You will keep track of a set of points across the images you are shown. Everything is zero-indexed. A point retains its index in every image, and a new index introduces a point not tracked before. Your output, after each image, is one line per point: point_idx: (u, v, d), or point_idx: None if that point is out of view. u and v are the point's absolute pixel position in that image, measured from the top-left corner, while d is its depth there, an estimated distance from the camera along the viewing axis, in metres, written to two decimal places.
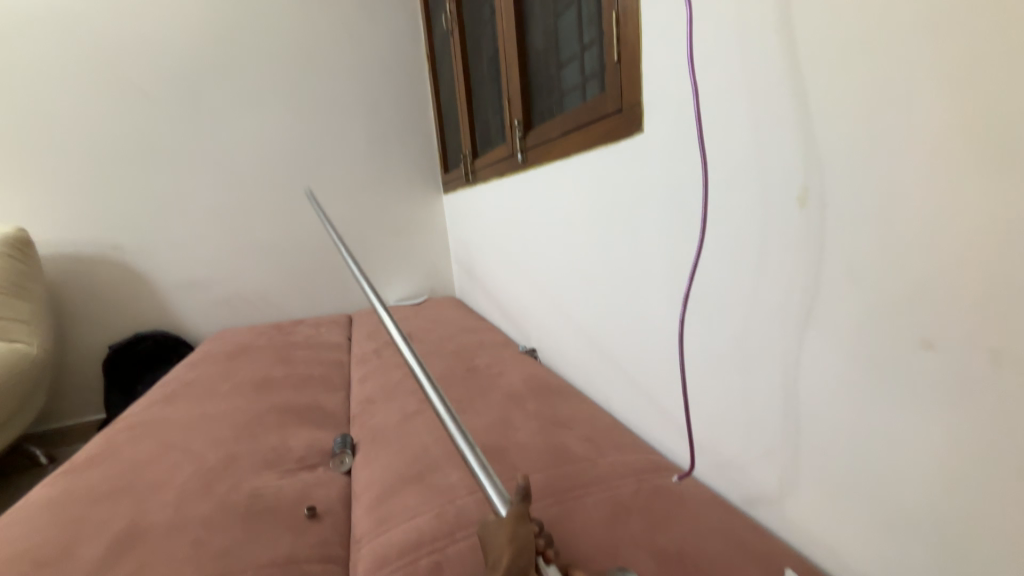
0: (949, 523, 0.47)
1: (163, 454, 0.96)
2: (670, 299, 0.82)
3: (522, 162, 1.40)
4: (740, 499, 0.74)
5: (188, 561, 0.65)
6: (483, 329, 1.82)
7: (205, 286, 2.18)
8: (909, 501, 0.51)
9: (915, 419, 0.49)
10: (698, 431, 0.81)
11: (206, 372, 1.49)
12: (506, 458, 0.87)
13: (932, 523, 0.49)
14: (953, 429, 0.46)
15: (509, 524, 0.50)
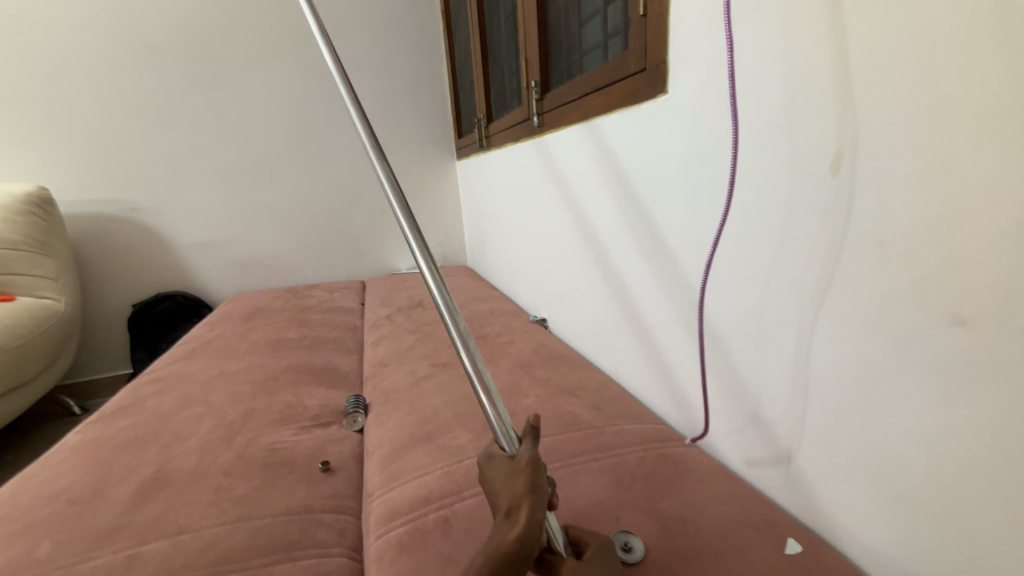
0: (959, 499, 0.47)
1: (185, 407, 1.00)
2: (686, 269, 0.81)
3: (538, 126, 1.35)
4: (745, 469, 0.75)
5: (210, 507, 0.69)
6: (494, 298, 1.82)
7: (221, 249, 2.22)
8: (919, 476, 0.50)
9: (932, 395, 0.48)
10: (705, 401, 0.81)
11: (225, 332, 1.53)
12: (514, 423, 0.88)
13: (940, 498, 0.49)
14: (974, 406, 0.44)
15: (529, 478, 0.45)
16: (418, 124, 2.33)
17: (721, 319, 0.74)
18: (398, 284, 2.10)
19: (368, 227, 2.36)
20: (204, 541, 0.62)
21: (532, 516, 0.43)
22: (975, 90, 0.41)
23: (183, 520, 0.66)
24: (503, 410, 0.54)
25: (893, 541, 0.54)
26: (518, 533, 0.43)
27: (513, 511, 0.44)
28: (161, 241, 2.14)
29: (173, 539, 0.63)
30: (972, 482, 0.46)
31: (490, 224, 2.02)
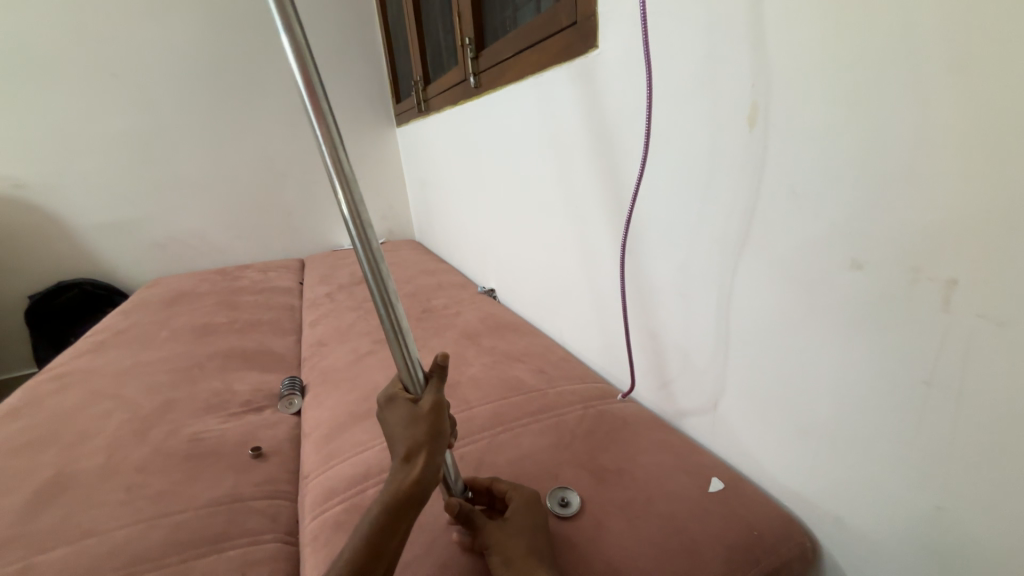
0: (851, 429, 0.52)
1: (92, 403, 0.90)
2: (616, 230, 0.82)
3: (475, 87, 1.28)
4: (676, 419, 0.79)
5: (122, 505, 0.63)
6: (442, 270, 1.77)
7: (133, 229, 1.99)
8: (821, 411, 0.55)
9: (834, 336, 0.51)
10: (636, 354, 0.84)
11: (142, 319, 1.39)
12: (457, 391, 0.88)
13: (838, 430, 0.53)
14: (869, 342, 0.48)
15: (427, 422, 0.47)
16: (352, 88, 2.17)
17: (650, 278, 0.76)
18: (340, 261, 2.00)
19: (302, 201, 2.20)
20: (114, 543, 0.57)
21: (431, 459, 0.47)
22: (875, 34, 0.41)
23: (89, 523, 0.60)
24: (415, 352, 0.50)
25: (798, 472, 0.60)
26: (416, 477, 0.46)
27: (411, 455, 0.47)
28: (58, 222, 1.88)
29: (77, 545, 0.57)
30: (864, 411, 0.50)
31: (434, 194, 1.95)
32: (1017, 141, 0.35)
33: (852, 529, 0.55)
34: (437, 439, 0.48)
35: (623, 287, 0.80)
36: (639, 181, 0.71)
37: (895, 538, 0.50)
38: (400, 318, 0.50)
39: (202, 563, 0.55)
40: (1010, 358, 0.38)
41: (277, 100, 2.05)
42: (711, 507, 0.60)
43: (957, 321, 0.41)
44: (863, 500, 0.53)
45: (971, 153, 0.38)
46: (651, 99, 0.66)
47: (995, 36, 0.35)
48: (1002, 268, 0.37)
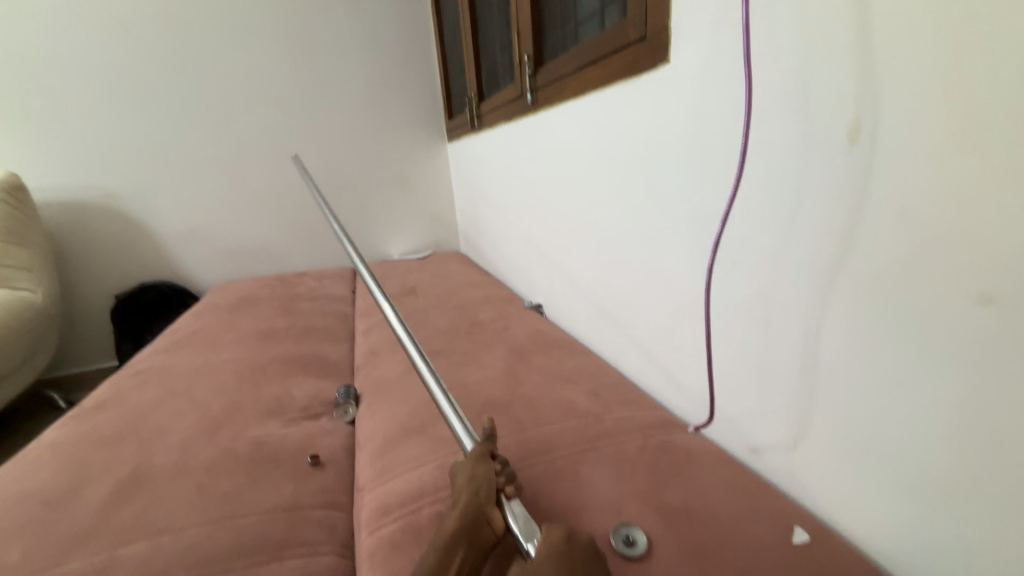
0: (975, 491, 0.45)
1: (168, 400, 0.96)
2: (689, 252, 0.77)
3: (531, 104, 1.29)
4: (748, 458, 0.72)
5: (192, 504, 0.65)
6: (489, 284, 1.77)
7: (205, 237, 2.14)
8: (935, 468, 0.48)
9: (953, 382, 0.45)
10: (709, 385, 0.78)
11: (211, 321, 1.48)
12: (509, 410, 0.85)
13: (956, 492, 0.46)
14: (998, 392, 0.42)
15: (466, 466, 0.60)
16: (409, 105, 2.25)
17: (727, 305, 0.71)
18: (390, 271, 2.05)
19: (357, 212, 2.30)
20: (184, 542, 0.59)
21: (470, 496, 0.56)
22: (1016, 40, 0.37)
23: (163, 520, 0.63)
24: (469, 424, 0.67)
25: (902, 535, 0.52)
26: (462, 512, 0.55)
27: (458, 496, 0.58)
28: (142, 229, 2.06)
29: (152, 541, 0.60)
30: (991, 472, 0.43)
31: (483, 208, 1.97)
32: None
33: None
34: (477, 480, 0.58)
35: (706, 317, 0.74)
36: (728, 203, 0.65)
37: None
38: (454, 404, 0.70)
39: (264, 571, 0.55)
40: None
41: (339, 118, 2.17)
42: (797, 561, 0.54)
43: None
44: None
45: None
46: (742, 114, 0.61)
47: None
48: None
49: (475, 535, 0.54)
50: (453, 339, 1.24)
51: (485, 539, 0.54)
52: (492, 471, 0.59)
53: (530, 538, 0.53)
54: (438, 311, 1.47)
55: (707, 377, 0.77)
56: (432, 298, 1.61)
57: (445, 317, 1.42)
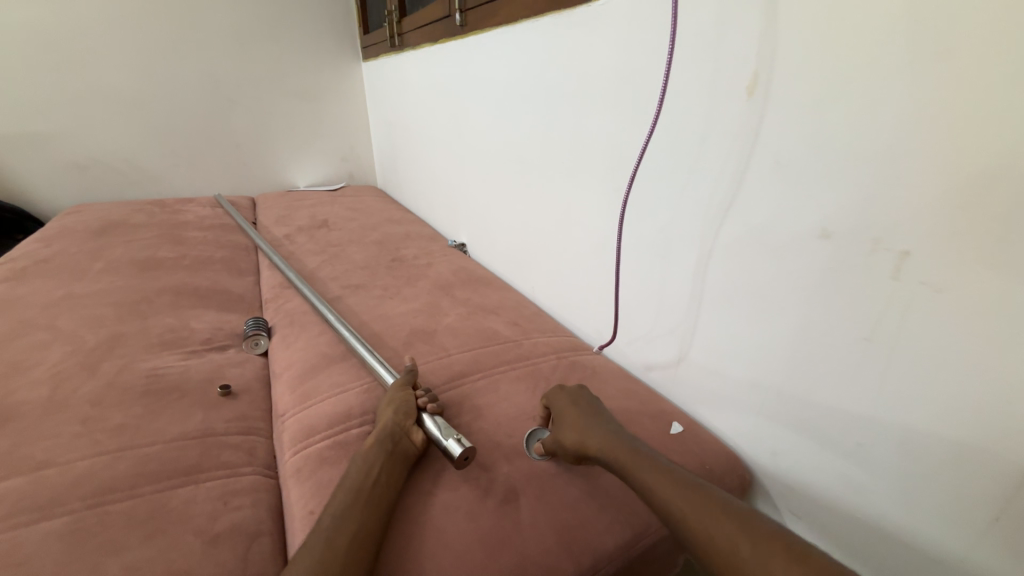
0: (798, 379, 0.59)
1: (23, 334, 0.81)
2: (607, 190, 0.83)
3: (460, 26, 1.19)
4: (642, 372, 0.85)
5: (79, 437, 0.59)
6: (408, 221, 1.71)
7: (45, 145, 1.68)
8: (776, 367, 0.62)
9: (794, 299, 0.58)
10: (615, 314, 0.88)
11: (69, 248, 1.23)
12: (433, 338, 0.88)
13: (785, 383, 0.61)
14: (822, 304, 0.55)
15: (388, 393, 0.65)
16: (315, 9, 1.95)
17: (637, 240, 0.78)
18: (297, 203, 1.87)
19: (254, 132, 2.00)
20: (76, 472, 0.54)
21: (392, 416, 0.61)
22: (880, 16, 0.44)
23: (42, 455, 0.56)
24: (390, 369, 0.72)
25: (748, 423, 0.67)
26: (380, 430, 0.59)
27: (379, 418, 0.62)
28: None
29: (31, 475, 0.53)
30: (810, 363, 0.57)
31: (402, 139, 1.84)
32: (978, 129, 0.40)
33: (783, 466, 0.64)
34: (398, 403, 0.63)
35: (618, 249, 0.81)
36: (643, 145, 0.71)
37: (825, 473, 0.58)
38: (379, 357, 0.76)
39: (178, 493, 0.53)
40: (942, 318, 0.45)
41: (225, 11, 1.80)
42: (673, 446, 0.67)
43: (904, 287, 0.47)
44: (800, 442, 0.61)
45: (947, 135, 0.42)
46: (665, 61, 0.66)
47: (992, 29, 0.38)
48: (951, 243, 0.43)
49: (393, 445, 0.57)
50: (372, 274, 1.20)
51: (404, 450, 0.57)
52: (412, 396, 0.65)
53: (448, 435, 0.58)
54: (355, 246, 1.39)
55: (618, 305, 0.86)
56: (347, 233, 1.52)
57: (363, 251, 1.36)
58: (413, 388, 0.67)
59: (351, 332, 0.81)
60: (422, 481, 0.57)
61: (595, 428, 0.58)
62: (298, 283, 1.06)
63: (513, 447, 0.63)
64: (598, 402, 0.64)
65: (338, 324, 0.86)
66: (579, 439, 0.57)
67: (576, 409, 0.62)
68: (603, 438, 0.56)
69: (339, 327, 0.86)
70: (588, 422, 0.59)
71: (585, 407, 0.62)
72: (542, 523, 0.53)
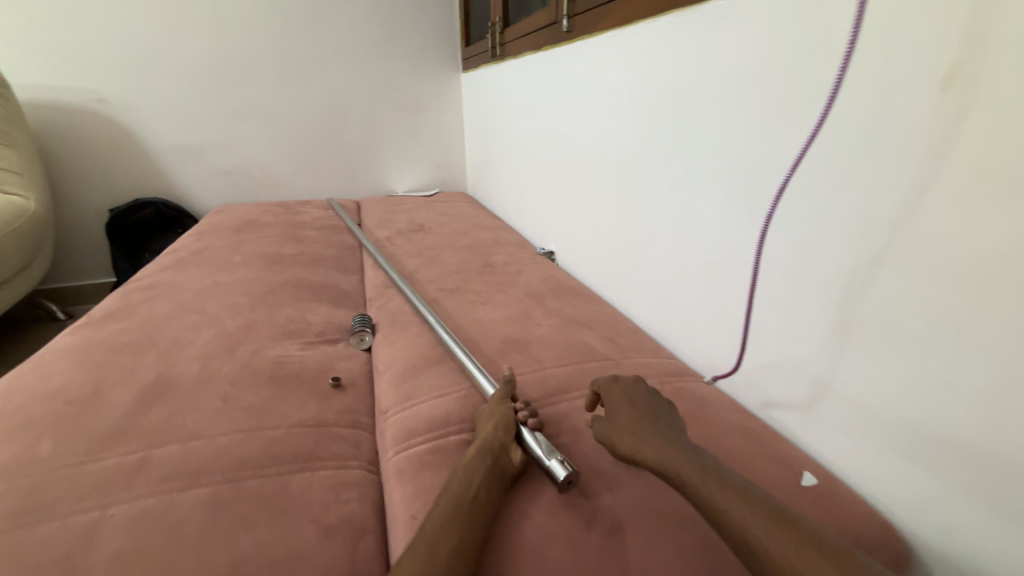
0: (985, 438, 0.47)
1: (180, 316, 0.95)
2: (732, 203, 0.74)
3: (567, 32, 1.18)
4: (762, 410, 0.74)
5: (220, 414, 0.66)
6: (498, 227, 1.73)
7: (203, 154, 1.98)
8: (944, 419, 0.50)
9: (985, 336, 0.46)
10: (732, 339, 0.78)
11: (215, 242, 1.43)
12: (526, 348, 0.86)
13: (964, 444, 0.49)
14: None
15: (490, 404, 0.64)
16: (424, 26, 2.08)
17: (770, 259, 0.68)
18: (396, 207, 1.99)
19: (363, 141, 2.18)
20: (216, 447, 0.60)
21: (495, 428, 0.60)
22: None
23: (192, 426, 0.64)
24: (489, 379, 0.72)
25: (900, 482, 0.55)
26: (481, 442, 0.58)
27: (482, 428, 0.61)
28: (135, 139, 1.88)
29: (183, 444, 0.60)
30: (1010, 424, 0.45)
31: (496, 147, 1.87)
32: None
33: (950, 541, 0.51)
34: (500, 416, 0.62)
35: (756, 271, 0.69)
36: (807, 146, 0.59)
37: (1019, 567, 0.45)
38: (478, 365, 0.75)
39: (297, 478, 0.57)
40: None
41: (348, 33, 2.00)
42: (806, 501, 0.57)
43: None
44: (983, 523, 0.48)
45: None
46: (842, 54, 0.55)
47: None
48: None
49: (494, 460, 0.55)
50: (465, 278, 1.22)
51: (503, 467, 0.55)
52: (513, 410, 0.63)
53: (552, 456, 0.56)
54: (449, 250, 1.44)
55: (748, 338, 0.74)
56: (441, 237, 1.58)
57: (456, 256, 1.40)
58: (512, 401, 0.66)
59: (451, 337, 0.82)
60: (519, 501, 0.55)
61: (653, 433, 0.55)
62: (401, 284, 1.12)
63: (615, 477, 0.58)
64: (660, 403, 0.61)
65: (438, 327, 0.87)
66: (632, 444, 0.55)
67: (631, 409, 0.59)
68: (656, 444, 0.53)
69: (439, 330, 0.87)
70: (643, 427, 0.56)
71: (641, 407, 0.59)
72: (652, 571, 0.47)
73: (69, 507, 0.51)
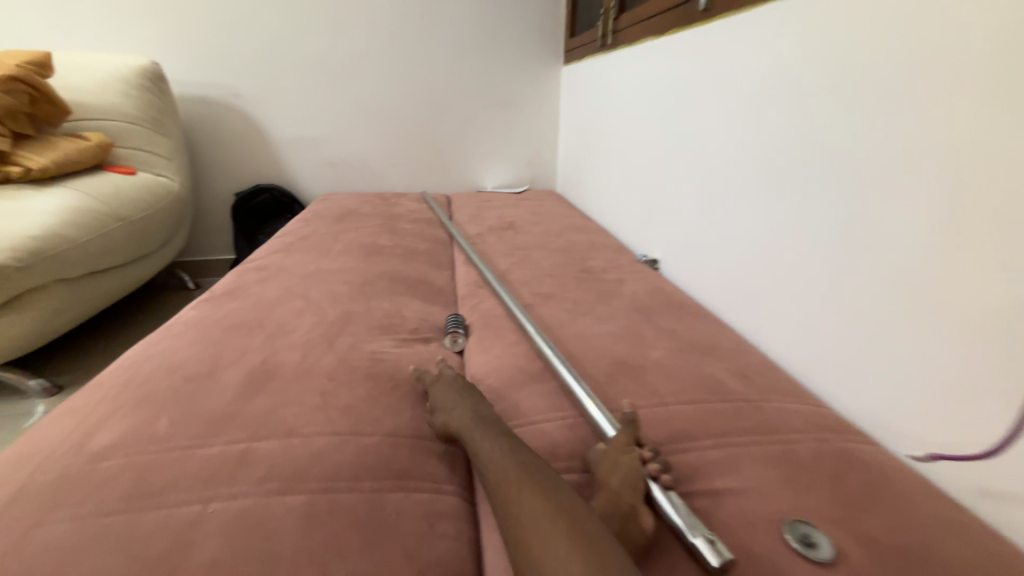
0: None
1: (287, 300, 0.97)
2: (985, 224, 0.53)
3: (703, 11, 1.05)
4: (975, 500, 0.55)
5: (318, 411, 0.63)
6: (592, 229, 1.61)
7: (315, 146, 2.11)
8: None
9: None
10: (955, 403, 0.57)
11: (320, 229, 1.49)
12: (640, 374, 0.74)
13: None
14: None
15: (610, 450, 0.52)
16: (528, 18, 2.02)
17: None
18: (486, 203, 1.95)
19: (459, 136, 2.17)
20: (314, 449, 0.57)
21: (619, 485, 0.48)
22: None
23: (291, 421, 0.61)
24: (608, 413, 0.60)
25: None
26: (602, 499, 0.47)
27: (600, 480, 0.50)
28: (260, 131, 2.05)
29: (283, 440, 0.58)
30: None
31: (595, 144, 1.75)
32: None
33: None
34: (623, 469, 0.50)
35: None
36: None
37: None
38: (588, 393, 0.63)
39: (391, 499, 0.51)
40: None
41: (454, 27, 2.00)
42: None
43: None
44: None
45: None
46: None
47: None
48: None
49: (621, 530, 0.44)
50: (561, 284, 1.13)
51: (633, 538, 0.44)
52: (640, 462, 0.51)
53: (696, 531, 0.44)
54: (542, 252, 1.35)
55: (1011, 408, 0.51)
56: (533, 237, 1.50)
57: (550, 258, 1.30)
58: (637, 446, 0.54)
59: (554, 353, 0.72)
60: None
61: (465, 409, 0.60)
62: (495, 285, 1.05)
63: (778, 565, 0.44)
64: (468, 385, 0.65)
65: (539, 339, 0.78)
66: (446, 419, 0.60)
67: (446, 389, 0.64)
68: (460, 417, 0.59)
69: (539, 343, 0.78)
70: (451, 403, 0.61)
71: (454, 386, 0.64)
72: None
73: (179, 495, 0.50)
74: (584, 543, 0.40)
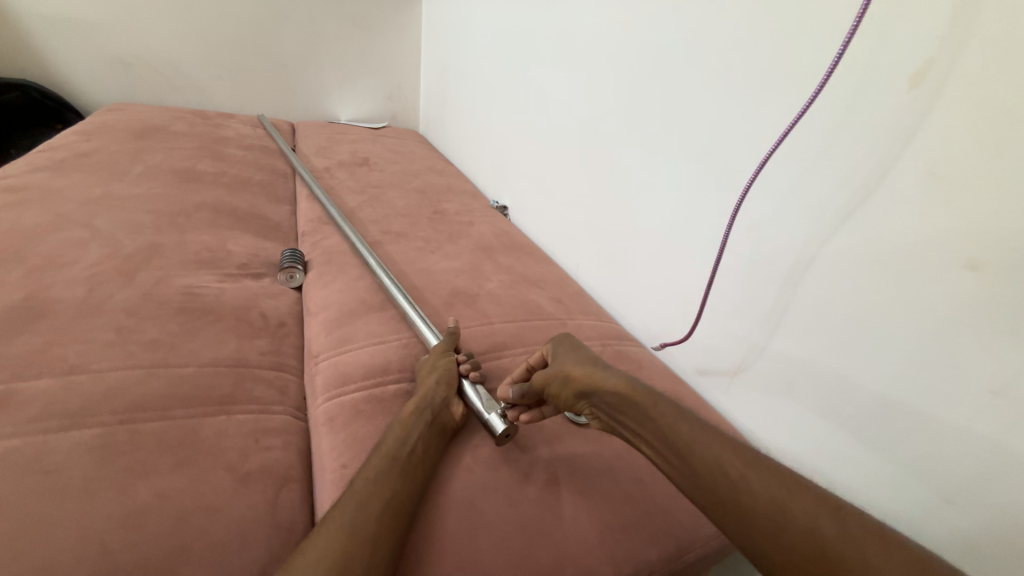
0: (884, 397, 0.54)
1: (59, 228, 0.78)
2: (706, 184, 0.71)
3: None
4: (693, 377, 0.80)
5: (111, 347, 0.56)
6: (450, 172, 1.62)
7: (89, 35, 1.55)
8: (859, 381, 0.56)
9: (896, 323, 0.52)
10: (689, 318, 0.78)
11: (110, 146, 1.19)
12: (474, 303, 0.83)
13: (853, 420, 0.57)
14: (931, 317, 0.49)
15: (431, 357, 0.61)
16: None
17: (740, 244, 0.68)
18: (338, 136, 1.79)
19: (302, 53, 1.86)
20: (108, 384, 0.52)
21: (437, 381, 0.58)
22: None
23: (76, 358, 0.54)
24: (433, 330, 0.68)
25: (806, 439, 0.63)
26: (421, 396, 0.55)
27: (421, 380, 0.59)
28: None
29: (64, 378, 0.51)
30: (921, 393, 0.51)
31: (455, 85, 1.71)
32: None
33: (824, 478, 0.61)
34: (439, 371, 0.59)
35: (720, 246, 0.69)
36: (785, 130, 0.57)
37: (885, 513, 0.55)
38: (420, 315, 0.70)
39: (210, 422, 0.51)
40: None
41: None
42: None
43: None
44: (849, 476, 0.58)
45: None
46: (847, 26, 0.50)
47: None
48: None
49: (435, 415, 0.54)
50: (412, 223, 1.14)
51: (444, 421, 0.54)
52: (454, 363, 0.61)
53: (491, 410, 0.56)
54: (396, 191, 1.33)
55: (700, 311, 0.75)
56: (388, 176, 1.45)
57: (403, 198, 1.29)
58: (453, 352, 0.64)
59: (393, 283, 0.76)
60: (456, 452, 0.54)
61: (605, 368, 0.54)
62: (339, 220, 1.01)
63: (553, 432, 0.59)
64: (583, 353, 0.59)
65: (379, 272, 0.80)
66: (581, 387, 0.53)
67: (578, 356, 0.58)
68: (617, 382, 0.51)
69: (380, 275, 0.81)
70: (593, 366, 0.54)
71: (583, 354, 0.58)
72: (585, 521, 0.50)
73: None
74: (738, 454, 0.43)
